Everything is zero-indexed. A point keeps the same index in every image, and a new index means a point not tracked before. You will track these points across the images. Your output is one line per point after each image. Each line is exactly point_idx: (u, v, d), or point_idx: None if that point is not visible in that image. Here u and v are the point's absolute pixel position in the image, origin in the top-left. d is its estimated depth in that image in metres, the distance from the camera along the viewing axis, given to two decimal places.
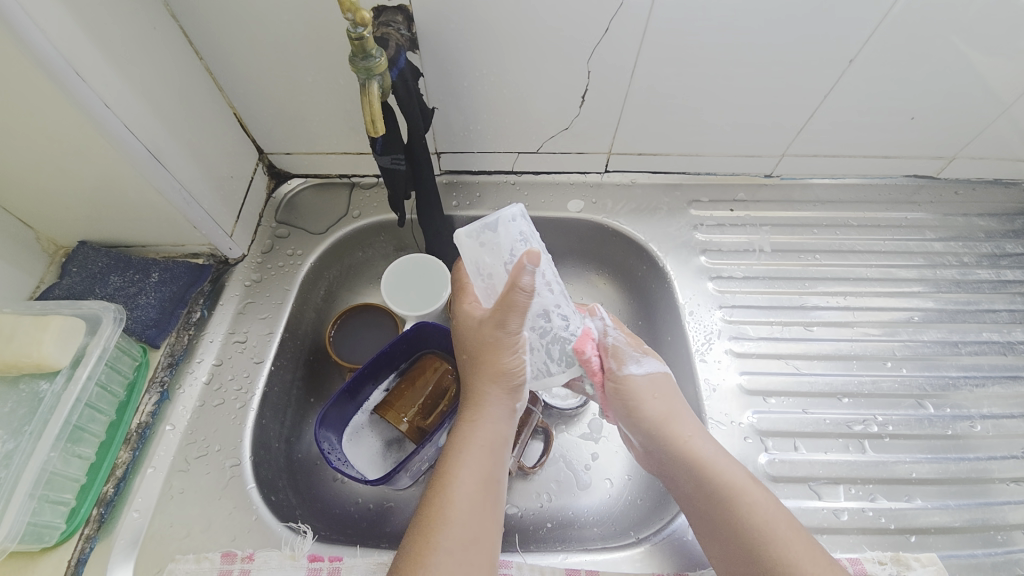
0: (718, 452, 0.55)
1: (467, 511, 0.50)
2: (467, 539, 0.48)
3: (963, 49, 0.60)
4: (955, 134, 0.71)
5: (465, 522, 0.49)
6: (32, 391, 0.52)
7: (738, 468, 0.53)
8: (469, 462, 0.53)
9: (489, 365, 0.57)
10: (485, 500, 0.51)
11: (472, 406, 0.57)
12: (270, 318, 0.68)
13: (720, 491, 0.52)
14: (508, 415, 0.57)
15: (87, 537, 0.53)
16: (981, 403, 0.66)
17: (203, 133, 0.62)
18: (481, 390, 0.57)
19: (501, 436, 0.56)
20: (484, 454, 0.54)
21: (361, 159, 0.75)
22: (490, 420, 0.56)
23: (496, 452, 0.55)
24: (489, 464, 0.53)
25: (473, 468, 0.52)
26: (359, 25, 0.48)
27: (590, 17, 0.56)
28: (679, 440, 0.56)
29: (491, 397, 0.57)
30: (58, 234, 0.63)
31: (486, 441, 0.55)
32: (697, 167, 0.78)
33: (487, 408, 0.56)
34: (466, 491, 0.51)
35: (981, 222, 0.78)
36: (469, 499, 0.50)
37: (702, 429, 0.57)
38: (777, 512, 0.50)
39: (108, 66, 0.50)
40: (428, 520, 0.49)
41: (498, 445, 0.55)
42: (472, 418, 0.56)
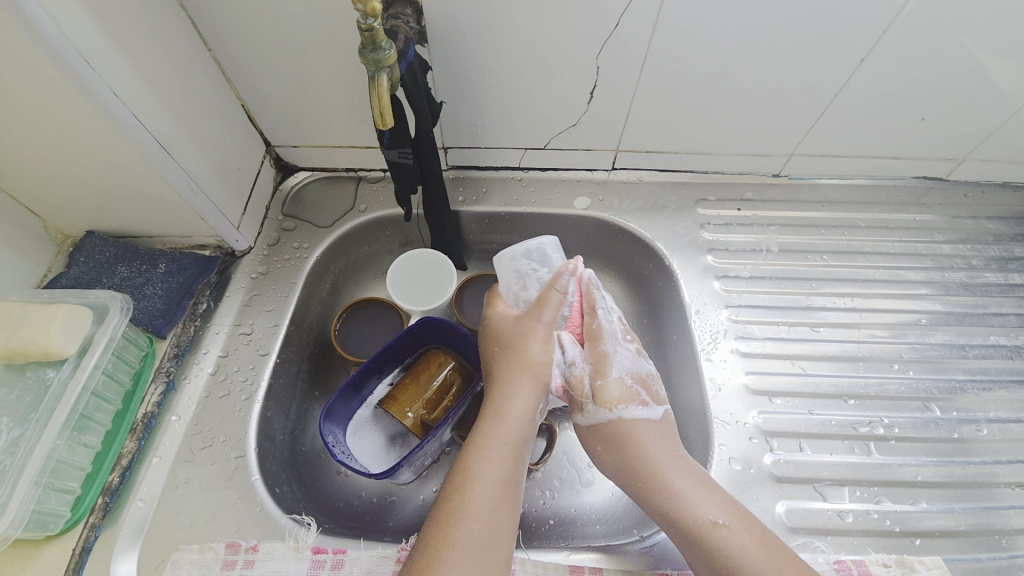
0: (689, 484, 0.54)
1: (485, 509, 0.50)
2: (485, 537, 0.48)
3: (976, 49, 0.59)
4: (966, 135, 0.70)
5: (484, 521, 0.49)
6: (38, 379, 0.52)
7: (710, 506, 0.52)
8: (491, 458, 0.52)
9: (522, 359, 0.57)
10: (505, 497, 0.51)
11: (500, 399, 0.56)
12: (276, 310, 0.68)
13: (694, 532, 0.51)
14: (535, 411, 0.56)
15: (92, 525, 0.53)
16: (988, 407, 0.66)
17: (211, 124, 0.62)
18: (513, 384, 0.57)
19: (525, 433, 0.55)
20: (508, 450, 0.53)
21: (368, 153, 0.75)
22: (517, 413, 0.55)
23: (520, 451, 0.54)
24: (511, 462, 0.53)
25: (496, 465, 0.52)
26: (368, 16, 0.47)
27: (600, 13, 0.56)
28: (659, 479, 0.54)
29: (521, 390, 0.56)
30: (66, 224, 0.64)
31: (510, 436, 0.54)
32: (705, 166, 0.77)
33: (515, 402, 0.56)
34: (486, 488, 0.51)
35: (990, 225, 0.78)
36: (489, 497, 0.50)
37: (676, 457, 0.56)
38: (756, 550, 0.49)
39: (117, 55, 0.50)
40: (447, 518, 0.49)
41: (523, 441, 0.54)
42: (499, 411, 0.55)
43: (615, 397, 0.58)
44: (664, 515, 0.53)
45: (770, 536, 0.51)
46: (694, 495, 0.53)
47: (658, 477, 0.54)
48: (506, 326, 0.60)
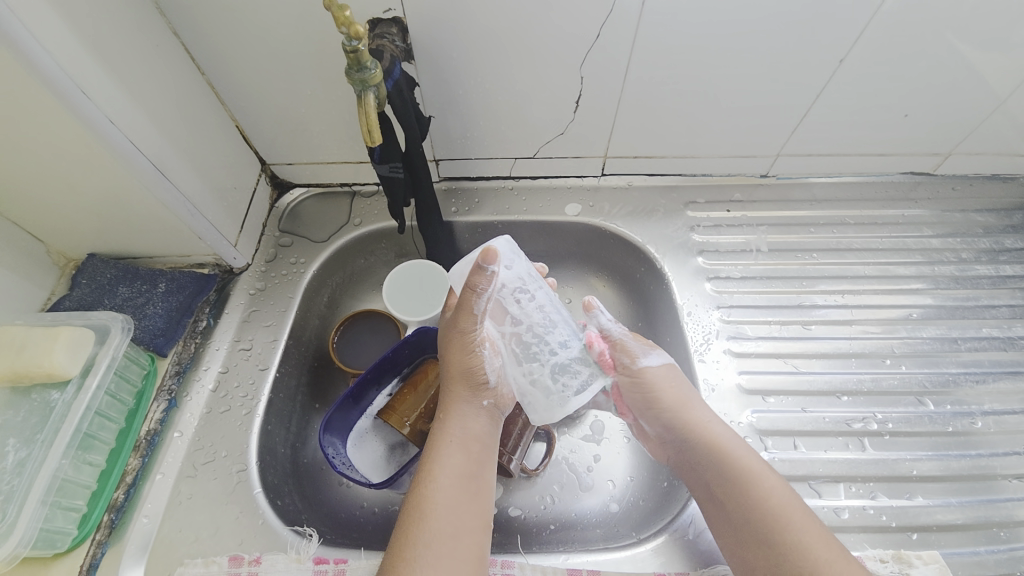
0: (729, 435, 0.56)
1: (445, 508, 0.50)
2: (447, 536, 0.49)
3: (955, 45, 0.60)
4: (950, 130, 0.71)
5: (446, 519, 0.50)
6: (43, 401, 0.54)
7: (756, 457, 0.54)
8: (448, 461, 0.53)
9: (470, 363, 0.60)
10: (467, 496, 0.52)
11: (449, 407, 0.58)
12: (275, 325, 0.69)
13: (740, 469, 0.52)
14: (480, 410, 0.58)
15: (98, 542, 0.54)
16: (983, 399, 0.66)
17: (206, 146, 0.64)
18: (454, 388, 0.59)
19: (477, 432, 0.57)
20: (465, 452, 0.55)
21: (361, 168, 0.76)
22: (468, 417, 0.57)
23: (475, 448, 0.56)
24: (467, 462, 0.54)
25: (453, 466, 0.53)
26: (353, 39, 0.49)
27: (582, 23, 0.58)
28: (701, 427, 0.56)
29: (467, 397, 0.58)
30: (68, 248, 0.65)
31: (466, 439, 0.56)
32: (693, 169, 0.78)
33: (457, 407, 0.58)
34: (446, 489, 0.52)
35: (980, 218, 0.78)
36: (445, 497, 0.51)
37: (718, 419, 0.58)
38: (790, 497, 0.50)
39: (113, 83, 0.51)
40: (411, 520, 0.50)
41: (477, 443, 0.56)
42: (450, 419, 0.57)
43: (651, 358, 0.62)
44: (715, 449, 0.54)
45: (806, 506, 0.51)
46: (738, 442, 0.55)
47: (713, 430, 0.56)
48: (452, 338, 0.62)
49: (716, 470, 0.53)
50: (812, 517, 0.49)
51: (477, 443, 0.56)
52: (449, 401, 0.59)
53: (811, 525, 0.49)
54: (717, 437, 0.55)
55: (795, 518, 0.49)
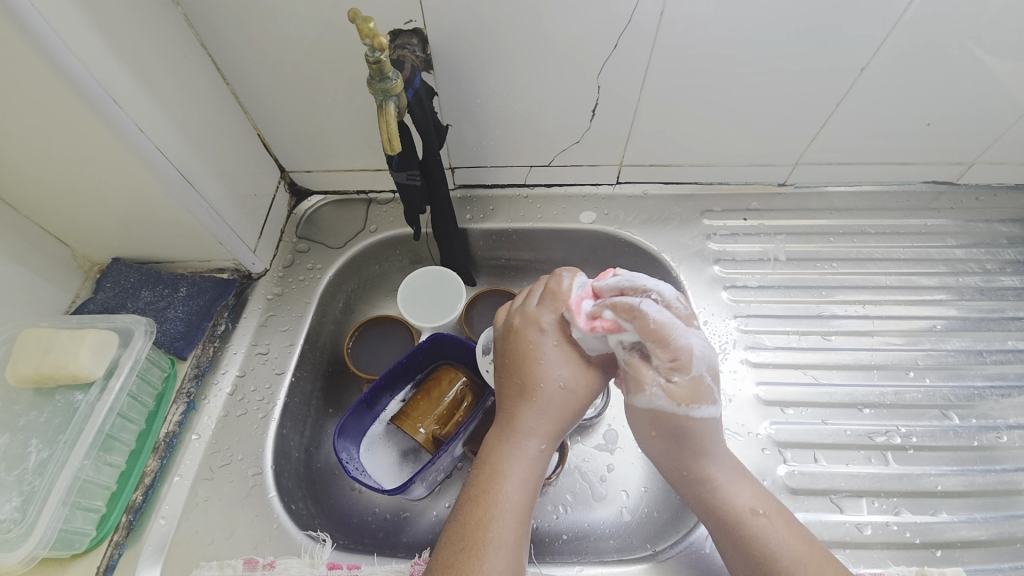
0: (730, 477, 0.51)
1: (510, 540, 0.47)
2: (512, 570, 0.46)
3: (978, 54, 0.59)
4: (973, 139, 0.70)
5: (509, 550, 0.46)
6: (67, 402, 0.55)
7: (745, 496, 0.51)
8: (518, 485, 0.49)
9: (555, 389, 0.51)
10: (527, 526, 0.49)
11: (518, 431, 0.51)
12: (291, 330, 0.70)
13: (730, 522, 0.50)
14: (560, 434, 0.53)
15: (116, 543, 0.55)
16: (1009, 414, 0.64)
17: (229, 154, 0.65)
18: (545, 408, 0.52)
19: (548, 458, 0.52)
20: (533, 479, 0.50)
21: (378, 175, 0.77)
22: (540, 443, 0.51)
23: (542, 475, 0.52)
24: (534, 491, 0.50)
25: (516, 493, 0.49)
26: (376, 49, 0.49)
27: (599, 33, 0.58)
28: (698, 470, 0.51)
29: (536, 424, 0.51)
30: (93, 252, 0.67)
31: (534, 465, 0.50)
32: (709, 177, 0.78)
33: (545, 429, 0.51)
34: (514, 518, 0.48)
35: (1003, 228, 0.77)
36: (517, 527, 0.48)
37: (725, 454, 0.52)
38: (788, 537, 0.48)
39: (142, 93, 0.53)
40: (468, 549, 0.46)
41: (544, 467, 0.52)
42: (516, 437, 0.51)
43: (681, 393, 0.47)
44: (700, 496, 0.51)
45: (800, 527, 0.50)
46: (732, 484, 0.51)
47: (698, 471, 0.51)
48: (542, 352, 0.52)
49: (708, 513, 0.51)
50: (814, 560, 0.47)
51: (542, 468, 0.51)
52: (519, 421, 0.51)
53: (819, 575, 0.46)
54: (709, 477, 0.51)
55: (798, 563, 0.47)
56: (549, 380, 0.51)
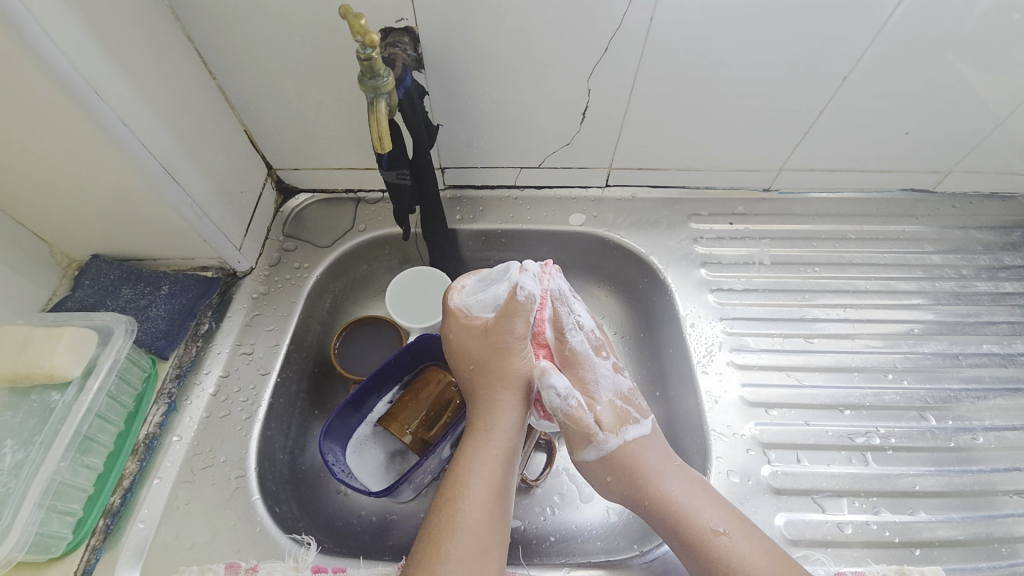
0: (691, 497, 0.54)
1: (476, 519, 0.51)
2: (477, 547, 0.50)
3: (955, 66, 0.61)
4: (950, 148, 0.72)
5: (475, 529, 0.51)
6: (43, 402, 0.53)
7: (711, 514, 0.52)
8: (480, 470, 0.54)
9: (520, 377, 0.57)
10: (496, 505, 0.53)
11: (489, 417, 0.57)
12: (277, 330, 0.69)
13: (695, 541, 0.52)
14: (519, 417, 0.58)
15: (93, 548, 0.53)
16: (983, 415, 0.66)
17: (215, 150, 0.64)
18: (493, 395, 0.58)
19: (514, 443, 0.57)
20: (493, 461, 0.54)
21: (367, 175, 0.77)
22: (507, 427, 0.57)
23: (512, 457, 0.56)
24: (499, 472, 0.54)
25: (485, 476, 0.53)
26: (367, 46, 0.49)
27: (590, 36, 0.59)
28: (659, 490, 0.54)
29: (505, 410, 0.57)
30: (71, 248, 0.65)
31: (503, 449, 0.55)
32: (697, 181, 0.79)
33: (499, 417, 0.57)
34: (475, 501, 0.52)
35: (979, 235, 0.79)
36: (479, 508, 0.52)
37: (685, 479, 0.55)
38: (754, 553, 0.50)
39: (126, 86, 0.51)
40: (439, 529, 0.51)
41: (511, 448, 0.56)
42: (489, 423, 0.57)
43: (610, 422, 0.57)
44: (665, 516, 0.54)
45: (762, 536, 0.52)
46: (694, 505, 0.53)
47: (661, 494, 0.54)
48: (506, 345, 0.57)
49: (674, 536, 0.53)
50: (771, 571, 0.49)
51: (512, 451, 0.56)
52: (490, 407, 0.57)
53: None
54: (673, 500, 0.54)
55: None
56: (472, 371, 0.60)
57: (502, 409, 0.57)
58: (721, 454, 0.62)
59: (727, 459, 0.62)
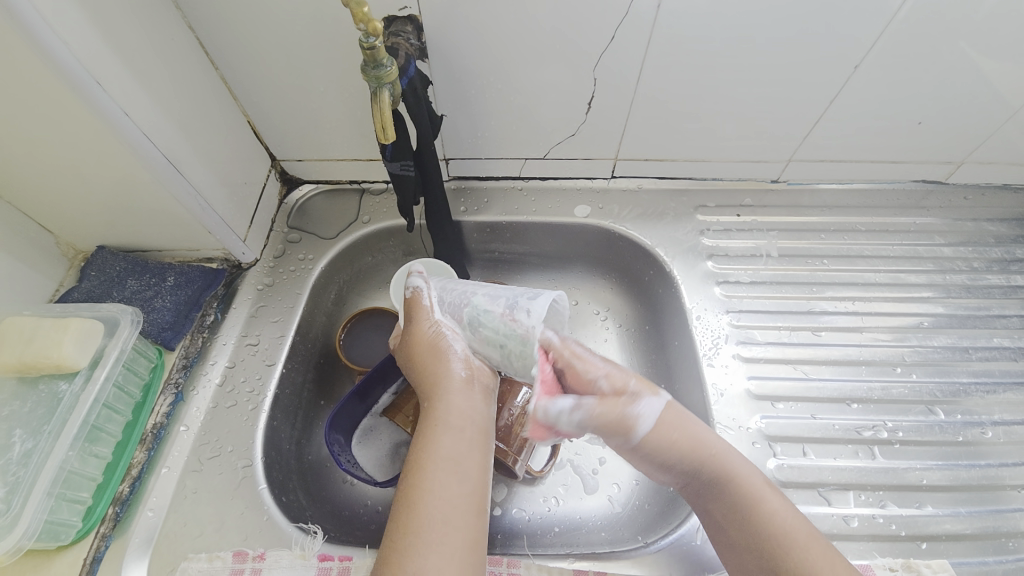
0: (744, 465, 0.51)
1: (440, 499, 0.46)
2: (456, 528, 0.45)
3: (971, 53, 0.60)
4: (964, 138, 0.71)
5: (446, 513, 0.45)
6: (51, 392, 0.54)
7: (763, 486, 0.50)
8: (438, 448, 0.49)
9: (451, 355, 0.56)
10: (463, 482, 0.47)
11: (435, 400, 0.53)
12: (282, 321, 0.69)
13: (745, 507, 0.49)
14: (473, 396, 0.54)
15: (102, 535, 0.54)
16: (993, 409, 0.65)
17: (218, 141, 0.64)
18: (444, 382, 0.54)
19: (472, 423, 0.52)
20: (455, 439, 0.50)
21: (371, 166, 0.76)
22: (456, 402, 0.53)
23: (474, 437, 0.51)
24: (459, 449, 0.49)
25: (446, 452, 0.48)
26: (370, 35, 0.49)
27: (597, 24, 0.57)
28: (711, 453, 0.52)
29: (447, 389, 0.53)
30: (77, 239, 0.65)
31: (460, 424, 0.51)
32: (704, 173, 0.78)
33: (452, 400, 0.52)
34: (439, 480, 0.47)
35: (991, 227, 0.78)
36: (441, 487, 0.46)
37: (729, 444, 0.53)
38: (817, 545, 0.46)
39: (127, 76, 0.51)
40: (399, 517, 0.45)
41: (471, 428, 0.51)
42: (435, 403, 0.53)
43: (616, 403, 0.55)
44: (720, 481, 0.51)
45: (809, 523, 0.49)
46: (749, 472, 0.51)
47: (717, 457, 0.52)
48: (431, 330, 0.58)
49: (723, 497, 0.50)
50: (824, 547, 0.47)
51: (474, 425, 0.51)
52: (432, 391, 0.54)
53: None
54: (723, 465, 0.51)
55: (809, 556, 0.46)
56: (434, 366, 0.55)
57: (455, 393, 0.53)
58: None
59: None
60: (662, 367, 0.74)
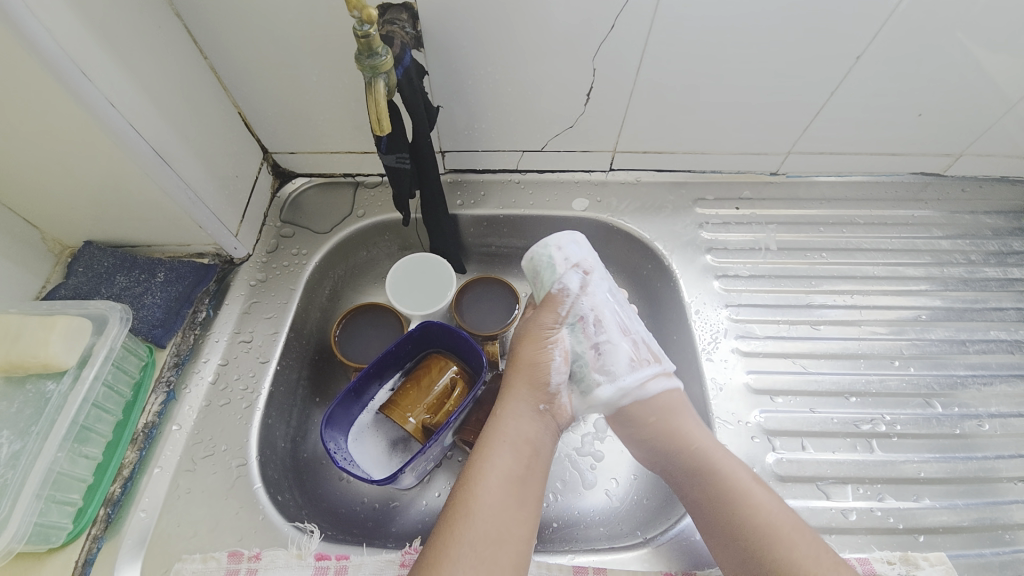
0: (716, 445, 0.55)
1: (493, 519, 0.49)
2: (504, 547, 0.48)
3: (971, 45, 0.59)
4: (962, 131, 0.70)
5: (495, 532, 0.48)
6: (38, 392, 0.52)
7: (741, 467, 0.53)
8: (500, 466, 0.52)
9: (543, 380, 0.57)
10: (515, 502, 0.50)
11: (501, 413, 0.56)
12: (276, 317, 0.68)
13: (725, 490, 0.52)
14: (541, 421, 0.56)
15: (94, 537, 0.53)
16: (989, 402, 0.66)
17: (208, 133, 0.62)
18: (516, 401, 0.57)
19: (535, 447, 0.54)
20: (517, 458, 0.53)
21: (366, 158, 0.75)
22: (526, 426, 0.55)
23: (534, 463, 0.54)
24: (517, 470, 0.52)
25: (506, 475, 0.51)
26: (364, 23, 0.47)
27: (596, 13, 0.56)
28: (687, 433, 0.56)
29: (519, 410, 0.56)
30: (64, 235, 0.63)
31: (524, 445, 0.54)
32: (702, 165, 0.77)
33: (520, 421, 0.55)
34: (495, 500, 0.50)
35: (988, 220, 0.78)
36: (497, 505, 0.49)
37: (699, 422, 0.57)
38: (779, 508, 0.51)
39: (111, 64, 0.49)
40: (453, 526, 0.48)
41: (534, 453, 0.54)
42: (504, 419, 0.55)
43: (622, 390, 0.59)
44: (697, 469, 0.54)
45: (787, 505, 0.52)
46: (726, 455, 0.54)
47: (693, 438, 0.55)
48: (530, 350, 0.58)
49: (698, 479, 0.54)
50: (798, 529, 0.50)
51: (536, 453, 0.54)
52: (505, 404, 0.57)
53: (798, 535, 0.49)
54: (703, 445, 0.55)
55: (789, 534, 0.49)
56: (522, 384, 0.57)
57: (522, 416, 0.56)
58: (725, 442, 0.62)
59: (732, 447, 0.61)
60: None
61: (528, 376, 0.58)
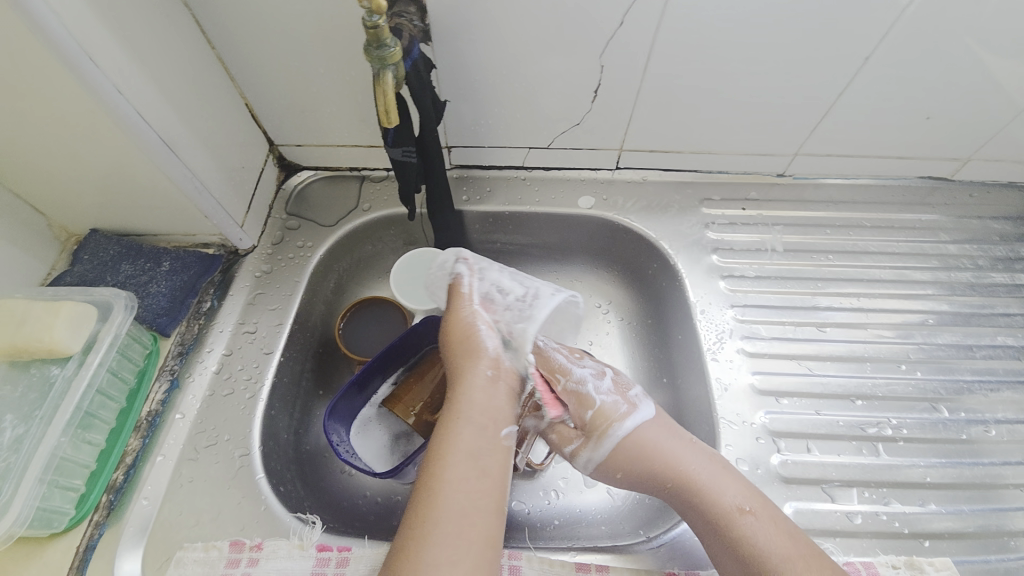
0: (709, 472, 0.53)
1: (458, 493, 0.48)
2: (474, 521, 0.47)
3: (985, 49, 0.59)
4: (972, 135, 0.70)
5: (461, 506, 0.48)
6: (43, 376, 0.53)
7: (732, 492, 0.52)
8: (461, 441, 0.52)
9: (477, 348, 0.59)
10: (479, 475, 0.50)
11: (457, 391, 0.57)
12: (280, 309, 0.68)
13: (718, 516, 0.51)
14: (494, 393, 0.56)
15: (96, 523, 0.53)
16: (996, 408, 0.65)
17: (214, 123, 0.62)
18: (467, 378, 0.57)
19: (492, 418, 0.54)
20: (475, 432, 0.53)
21: (372, 152, 0.75)
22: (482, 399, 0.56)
23: (493, 433, 0.54)
24: (478, 442, 0.52)
25: (466, 446, 0.51)
26: (373, 13, 0.47)
27: (607, 9, 0.56)
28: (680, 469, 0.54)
29: (473, 386, 0.57)
30: (70, 222, 0.63)
31: (482, 418, 0.54)
32: (710, 165, 0.77)
33: (475, 397, 0.56)
34: (458, 473, 0.49)
35: (997, 225, 0.77)
36: (461, 479, 0.49)
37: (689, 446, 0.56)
38: (773, 536, 0.49)
39: (120, 52, 0.49)
40: (419, 508, 0.48)
41: (490, 423, 0.54)
42: (460, 397, 0.56)
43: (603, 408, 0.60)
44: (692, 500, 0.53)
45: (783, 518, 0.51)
46: (717, 481, 0.53)
47: (683, 473, 0.54)
48: (458, 325, 0.61)
49: (693, 512, 0.53)
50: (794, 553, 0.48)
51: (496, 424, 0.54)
52: (458, 382, 0.58)
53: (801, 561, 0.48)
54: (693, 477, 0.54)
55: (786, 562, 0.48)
56: (467, 363, 0.59)
57: (478, 391, 0.56)
58: (730, 442, 0.61)
59: (735, 447, 0.61)
60: (664, 362, 0.74)
61: (467, 353, 0.59)
